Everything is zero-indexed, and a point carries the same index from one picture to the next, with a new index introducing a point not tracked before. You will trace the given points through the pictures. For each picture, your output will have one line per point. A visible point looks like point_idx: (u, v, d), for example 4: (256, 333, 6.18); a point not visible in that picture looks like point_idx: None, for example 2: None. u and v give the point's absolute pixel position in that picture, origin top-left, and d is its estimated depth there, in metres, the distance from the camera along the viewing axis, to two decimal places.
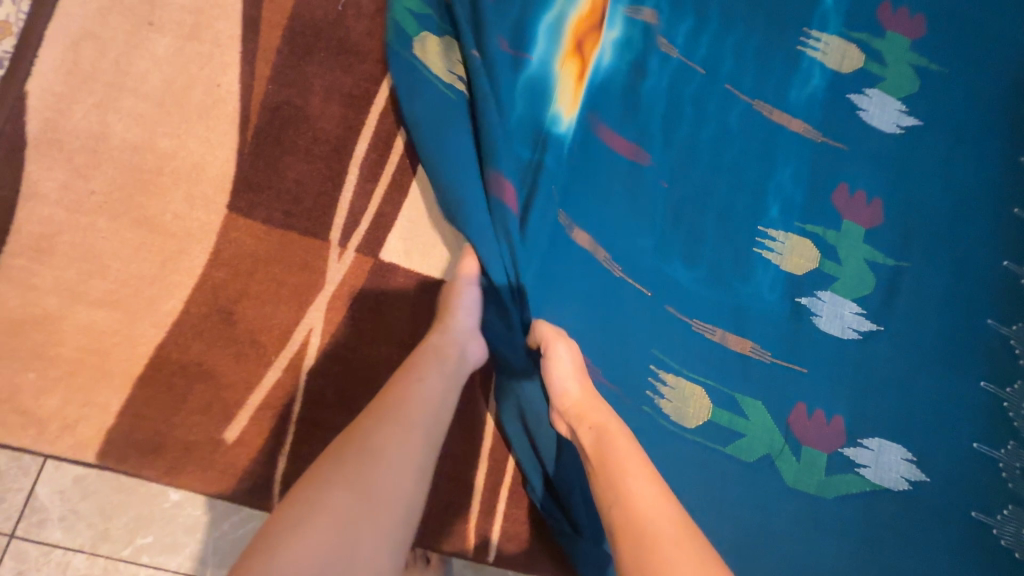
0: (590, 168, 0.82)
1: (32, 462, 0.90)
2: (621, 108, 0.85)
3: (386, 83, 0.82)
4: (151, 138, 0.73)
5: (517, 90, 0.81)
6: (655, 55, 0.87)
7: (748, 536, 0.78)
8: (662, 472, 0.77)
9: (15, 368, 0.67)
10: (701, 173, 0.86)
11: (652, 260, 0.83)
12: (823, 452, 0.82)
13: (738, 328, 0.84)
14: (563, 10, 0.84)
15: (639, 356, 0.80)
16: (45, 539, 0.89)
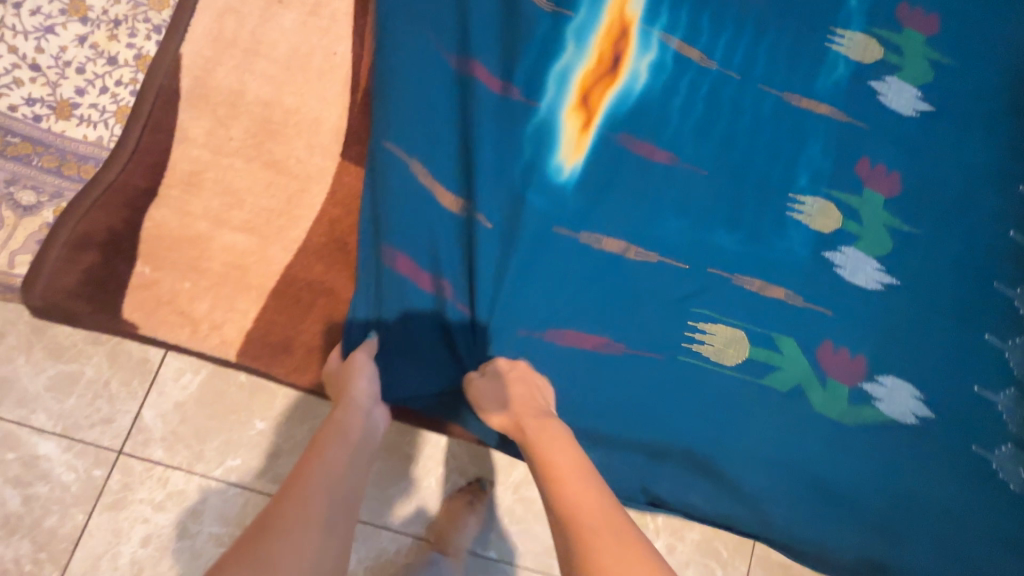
0: (624, 174, 0.91)
1: (138, 387, 1.01)
2: (662, 119, 0.94)
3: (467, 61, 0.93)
4: (279, 95, 0.88)
5: (525, 137, 0.87)
6: (693, 71, 0.97)
7: (781, 459, 0.89)
8: (702, 404, 0.89)
9: (175, 277, 0.81)
10: (742, 156, 0.97)
11: (696, 231, 0.93)
12: (846, 385, 0.93)
13: (776, 280, 0.94)
14: (569, 65, 0.90)
15: (684, 306, 0.91)
16: (148, 456, 0.99)
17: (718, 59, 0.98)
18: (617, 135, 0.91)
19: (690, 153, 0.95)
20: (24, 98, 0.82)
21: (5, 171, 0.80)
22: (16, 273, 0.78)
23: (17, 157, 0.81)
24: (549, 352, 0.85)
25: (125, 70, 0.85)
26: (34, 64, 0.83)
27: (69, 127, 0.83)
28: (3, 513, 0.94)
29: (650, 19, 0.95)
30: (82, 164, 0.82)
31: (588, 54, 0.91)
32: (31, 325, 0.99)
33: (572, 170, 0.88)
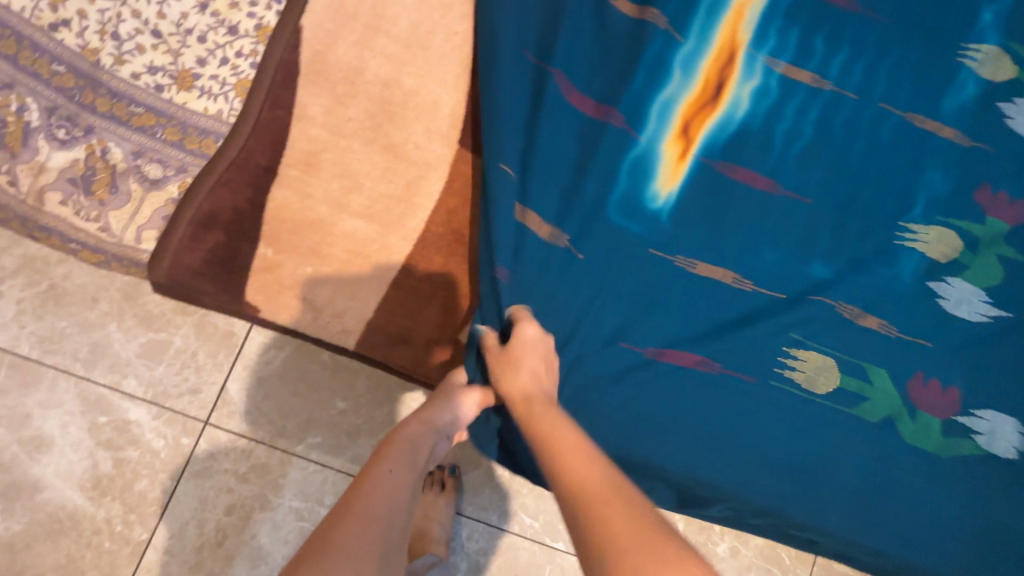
0: (717, 205, 0.85)
1: (225, 360, 1.01)
2: (763, 149, 0.86)
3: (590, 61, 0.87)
4: (399, 76, 0.86)
5: (622, 165, 0.83)
6: (801, 97, 0.88)
7: (876, 489, 0.82)
8: (795, 431, 0.82)
9: (298, 261, 0.81)
10: (849, 183, 0.88)
11: (794, 263, 0.85)
12: (938, 417, 0.84)
13: (873, 310, 0.86)
14: (675, 91, 0.84)
15: (776, 337, 0.83)
16: (233, 428, 1.00)
17: (831, 79, 0.89)
18: (715, 162, 0.85)
19: (791, 179, 0.87)
20: (146, 66, 0.81)
21: (130, 143, 0.80)
22: (143, 248, 0.80)
23: (141, 128, 0.80)
24: (628, 373, 0.81)
25: (245, 40, 0.84)
26: (156, 31, 0.81)
27: (190, 98, 0.82)
28: (95, 474, 0.96)
29: (757, 42, 0.87)
30: (203, 138, 0.82)
31: (694, 80, 0.85)
32: (123, 292, 0.99)
33: (667, 197, 0.84)
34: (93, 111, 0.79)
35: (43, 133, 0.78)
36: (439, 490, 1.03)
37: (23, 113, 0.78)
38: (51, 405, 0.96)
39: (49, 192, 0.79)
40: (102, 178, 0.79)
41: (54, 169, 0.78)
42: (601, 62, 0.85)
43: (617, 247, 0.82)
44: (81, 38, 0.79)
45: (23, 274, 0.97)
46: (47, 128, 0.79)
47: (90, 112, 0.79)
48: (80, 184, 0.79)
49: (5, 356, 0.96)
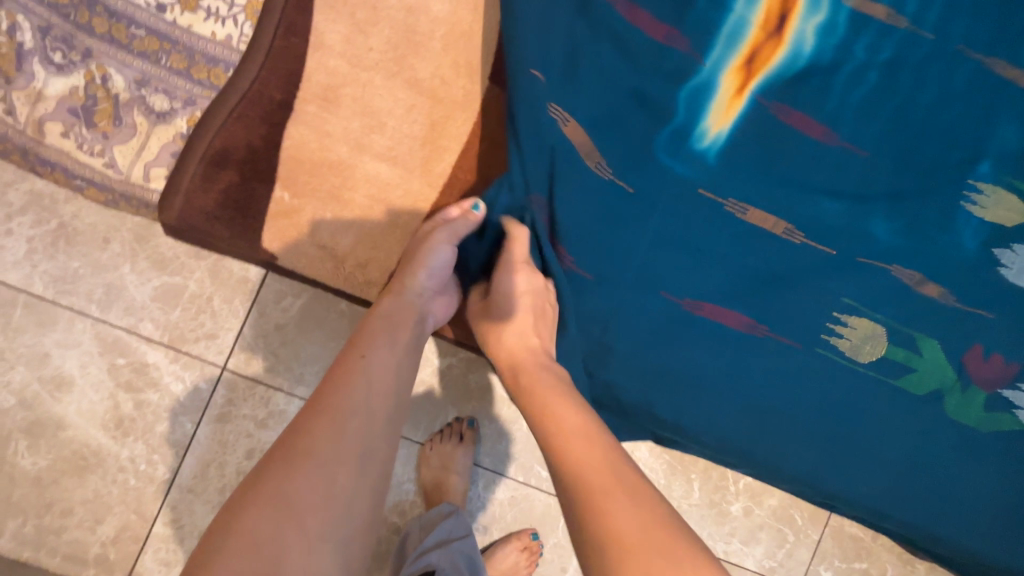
0: (771, 153, 0.77)
1: (241, 307, 0.99)
2: (824, 91, 0.78)
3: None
4: (425, 2, 0.78)
5: (678, 94, 0.75)
6: (872, 35, 0.78)
7: (909, 461, 0.79)
8: (834, 402, 0.79)
9: (317, 206, 0.77)
10: (914, 136, 0.80)
11: (850, 219, 0.79)
12: (985, 391, 0.80)
13: (931, 274, 0.80)
14: (741, 16, 0.76)
15: (818, 300, 0.79)
16: (251, 374, 0.99)
17: (907, 15, 0.79)
18: (770, 104, 0.77)
19: (849, 128, 0.79)
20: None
21: (132, 70, 0.74)
22: (152, 187, 0.76)
23: (143, 54, 0.74)
24: (651, 332, 0.77)
25: None
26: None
27: (195, 21, 0.74)
28: (117, 414, 0.96)
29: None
30: (211, 67, 0.75)
31: (759, 4, 0.76)
32: (135, 233, 0.96)
33: (718, 135, 0.76)
34: (91, 33, 0.73)
35: (38, 55, 0.73)
36: (458, 442, 1.02)
37: (15, 33, 0.72)
38: (68, 345, 0.95)
39: (49, 123, 0.74)
40: (104, 108, 0.74)
41: (53, 97, 0.73)
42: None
43: (660, 196, 0.76)
44: None
45: (31, 211, 0.94)
46: (42, 51, 0.73)
47: (86, 34, 0.73)
48: (81, 115, 0.74)
49: (18, 296, 0.94)
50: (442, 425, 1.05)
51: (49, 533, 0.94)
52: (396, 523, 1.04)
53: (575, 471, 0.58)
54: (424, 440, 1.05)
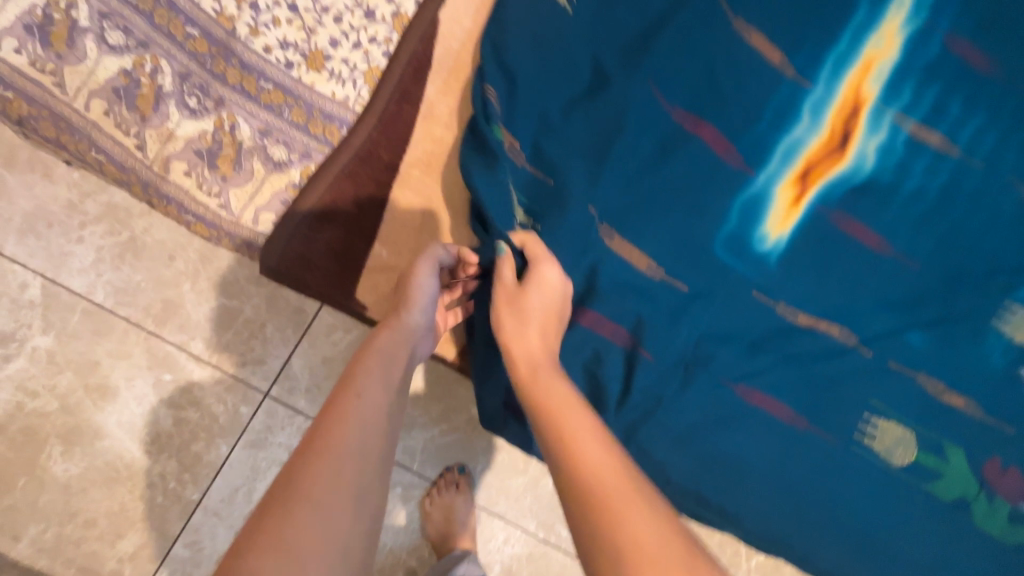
0: (826, 258, 0.82)
1: (292, 335, 1.01)
2: (883, 206, 0.84)
3: (699, 126, 0.79)
4: None
5: (733, 203, 0.79)
6: (926, 159, 0.85)
7: (933, 566, 0.81)
8: (865, 502, 0.81)
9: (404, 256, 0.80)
10: (959, 254, 0.86)
11: (893, 326, 0.83)
12: (1010, 505, 0.83)
13: (956, 385, 0.84)
14: (802, 135, 0.81)
15: (859, 402, 0.81)
16: (292, 405, 1.00)
17: (959, 145, 0.86)
18: (832, 212, 0.83)
19: (902, 242, 0.85)
20: (278, 40, 0.77)
21: (257, 120, 0.77)
22: (260, 231, 0.78)
23: (268, 105, 0.77)
24: (712, 418, 0.76)
25: (381, 27, 0.80)
26: (294, 5, 0.77)
27: (318, 79, 0.78)
28: (155, 429, 0.96)
29: (889, 97, 0.85)
30: (327, 124, 0.79)
31: (818, 126, 0.82)
32: (201, 253, 0.99)
33: (776, 241, 0.80)
34: (224, 83, 0.76)
35: (175, 99, 0.75)
36: (454, 491, 1.01)
37: (156, 76, 0.75)
38: (119, 356, 0.96)
39: (174, 162, 0.76)
40: (227, 153, 0.76)
41: (181, 138, 0.75)
42: (733, 99, 0.79)
43: (725, 287, 0.79)
44: (218, 3, 0.75)
45: (105, 222, 0.96)
46: (179, 95, 0.75)
47: (220, 83, 0.76)
48: (203, 157, 0.76)
49: (79, 302, 0.95)
50: (442, 470, 1.05)
51: (68, 543, 0.93)
52: (414, 568, 1.02)
53: (563, 434, 0.53)
54: (434, 479, 1.04)
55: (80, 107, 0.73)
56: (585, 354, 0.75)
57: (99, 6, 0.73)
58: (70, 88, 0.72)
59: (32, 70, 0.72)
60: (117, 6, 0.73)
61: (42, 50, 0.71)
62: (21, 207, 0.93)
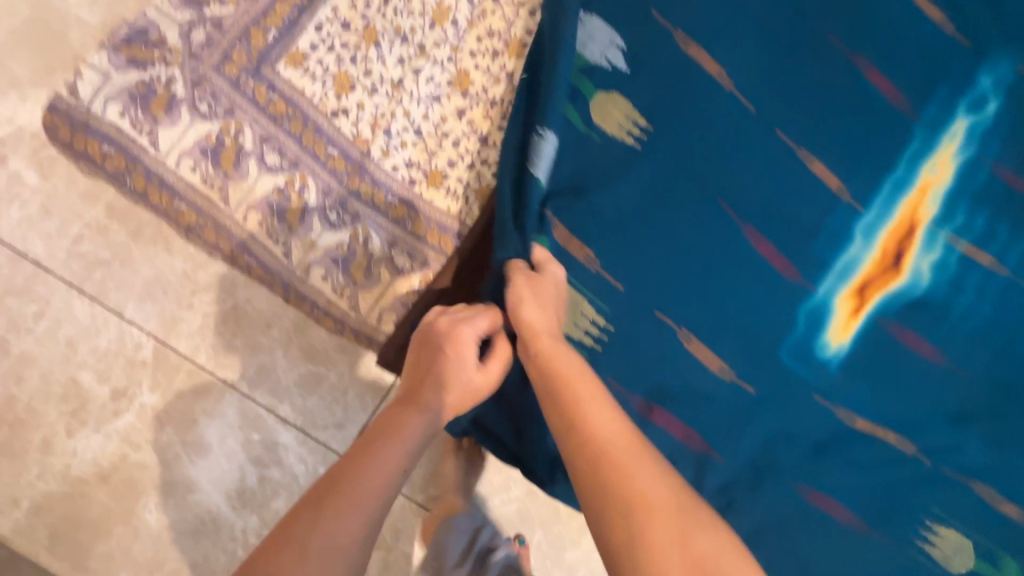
0: (884, 368, 0.88)
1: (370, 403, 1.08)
2: (939, 319, 0.90)
3: (769, 241, 0.86)
4: None
5: (798, 314, 0.86)
6: (978, 277, 0.92)
7: None
8: None
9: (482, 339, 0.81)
10: (1014, 367, 0.90)
11: (949, 433, 0.88)
12: None
13: (1014, 496, 0.87)
14: (858, 253, 0.89)
15: (917, 507, 0.85)
16: None
17: (1009, 265, 0.92)
18: (890, 323, 0.89)
19: (957, 354, 0.90)
20: (404, 160, 0.79)
21: (386, 231, 0.76)
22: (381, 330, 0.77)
23: (396, 219, 0.78)
24: (777, 521, 0.81)
25: (493, 152, 0.82)
26: (420, 129, 0.80)
27: (436, 196, 0.80)
28: (241, 486, 1.03)
29: (942, 219, 0.92)
30: (443, 234, 0.79)
31: (874, 245, 0.90)
32: (294, 323, 1.08)
33: (837, 348, 0.87)
34: (358, 198, 0.77)
35: (317, 213, 0.75)
36: None
37: (303, 192, 0.75)
38: (215, 416, 1.04)
39: (314, 267, 0.74)
40: (359, 260, 0.75)
41: (321, 247, 0.75)
42: (797, 219, 0.87)
43: (789, 391, 0.85)
44: (355, 126, 0.78)
45: (213, 290, 1.05)
46: (321, 210, 0.75)
47: (355, 198, 0.76)
48: (338, 266, 0.74)
49: (184, 363, 1.04)
50: (503, 538, 1.07)
51: None
52: None
53: (583, 422, 0.57)
54: None
55: (238, 218, 0.73)
56: (660, 454, 0.79)
57: (260, 129, 0.75)
58: (231, 201, 0.73)
59: (201, 187, 0.73)
60: (275, 130, 0.75)
61: (213, 169, 0.73)
62: (142, 274, 1.03)
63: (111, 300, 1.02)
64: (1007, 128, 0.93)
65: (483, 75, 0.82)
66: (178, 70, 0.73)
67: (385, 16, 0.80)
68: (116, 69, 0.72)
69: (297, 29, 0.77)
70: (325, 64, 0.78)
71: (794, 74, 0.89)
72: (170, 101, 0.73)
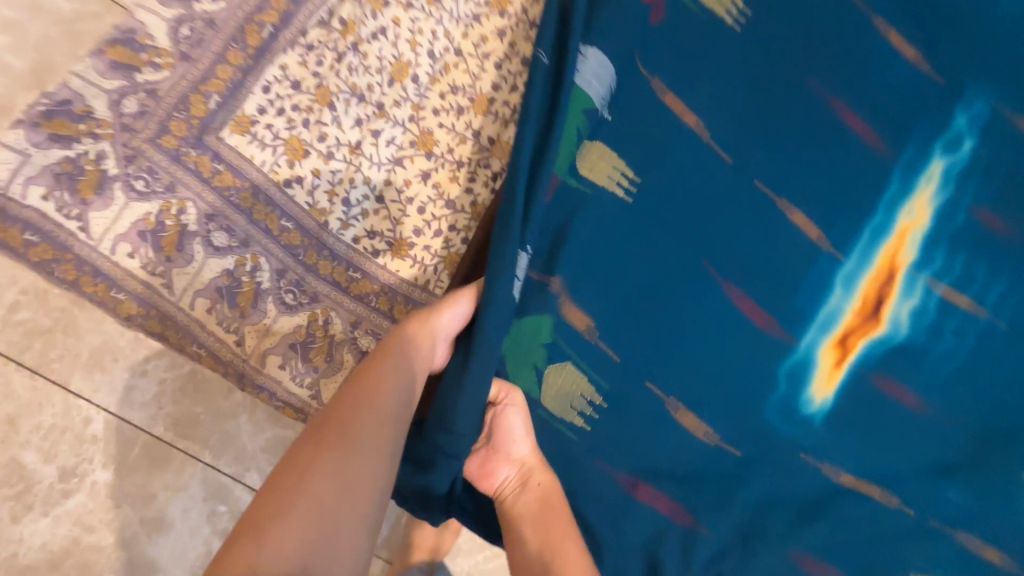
0: (865, 421, 0.86)
1: None
2: (919, 366, 0.89)
3: (748, 297, 0.84)
4: None
5: (782, 370, 0.84)
6: (958, 320, 0.90)
7: None
8: None
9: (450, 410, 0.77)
10: (994, 410, 0.89)
11: (929, 480, 0.87)
12: None
13: (999, 544, 0.86)
14: (838, 304, 0.87)
15: (901, 561, 0.84)
16: None
17: (987, 307, 0.91)
18: (871, 374, 0.87)
19: (938, 400, 0.88)
20: (366, 230, 0.74)
21: (349, 313, 0.73)
22: None
23: (358, 296, 0.73)
24: None
25: (461, 216, 0.77)
26: (381, 195, 0.74)
27: (402, 266, 0.75)
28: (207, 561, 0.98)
29: (921, 263, 0.90)
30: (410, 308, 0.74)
31: (855, 294, 0.88)
32: None
33: (821, 402, 0.85)
34: (317, 275, 0.72)
35: (272, 296, 0.71)
36: None
37: (256, 274, 0.71)
38: (175, 489, 0.98)
39: (271, 355, 0.71)
40: (320, 345, 0.72)
41: (279, 332, 0.71)
42: (776, 272, 0.85)
43: (772, 450, 0.83)
44: (311, 196, 0.72)
45: (167, 355, 0.98)
46: (276, 291, 0.71)
47: (314, 276, 0.72)
48: (298, 351, 0.71)
49: (140, 435, 0.97)
50: None
51: None
52: None
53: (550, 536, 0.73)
54: None
55: (186, 305, 0.69)
56: (644, 530, 0.78)
57: (205, 206, 0.70)
58: (178, 287, 0.69)
59: (142, 274, 0.68)
60: (221, 206, 0.70)
61: (154, 254, 0.68)
62: (88, 341, 0.96)
63: (54, 371, 0.95)
64: (985, 169, 0.92)
65: (448, 134, 0.77)
66: (109, 144, 0.68)
67: (339, 74, 0.74)
68: (35, 146, 0.66)
69: (242, 92, 0.71)
70: (275, 129, 0.72)
71: (771, 121, 0.86)
72: (101, 180, 0.67)
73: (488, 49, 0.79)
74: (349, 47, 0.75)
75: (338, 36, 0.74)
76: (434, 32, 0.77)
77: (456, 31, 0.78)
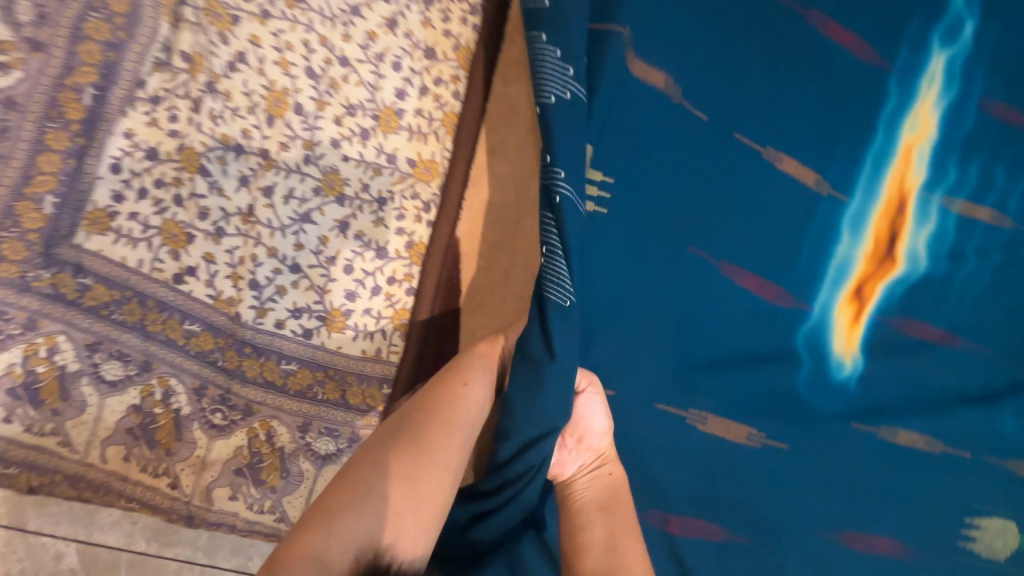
0: (899, 372, 0.77)
1: None
2: (943, 299, 0.78)
3: (737, 273, 0.73)
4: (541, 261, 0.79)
5: (796, 341, 0.75)
6: (981, 235, 0.79)
7: None
8: None
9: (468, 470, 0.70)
10: None
11: (976, 417, 0.77)
12: None
13: None
14: (848, 252, 0.76)
15: (949, 504, 0.75)
16: None
17: (1011, 214, 0.79)
18: (893, 320, 0.77)
19: (970, 329, 0.78)
20: (289, 310, 0.67)
21: (293, 417, 0.68)
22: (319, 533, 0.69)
23: (299, 390, 0.68)
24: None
25: (397, 263, 0.71)
26: (296, 264, 0.67)
27: (343, 340, 0.69)
28: None
29: (933, 182, 0.78)
30: (365, 388, 0.71)
31: (865, 236, 0.76)
32: None
33: (846, 365, 0.76)
34: (243, 378, 0.66)
35: (197, 420, 0.64)
36: None
37: (170, 399, 0.63)
38: None
39: (216, 489, 0.66)
40: (270, 462, 0.67)
41: (217, 462, 0.65)
42: (769, 232, 0.74)
43: (800, 429, 0.74)
44: (211, 286, 0.64)
45: None
46: (201, 413, 0.64)
47: (242, 382, 0.66)
48: (245, 475, 0.66)
49: None
50: None
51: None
52: None
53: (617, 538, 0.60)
54: None
55: (94, 458, 0.61)
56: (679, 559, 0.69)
57: (82, 334, 0.59)
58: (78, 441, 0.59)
59: (28, 438, 0.58)
60: (102, 329, 0.59)
61: (35, 412, 0.57)
62: None
63: None
64: (986, 53, 0.78)
65: (357, 168, 0.69)
66: None
67: (201, 126, 0.62)
68: None
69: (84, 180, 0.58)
70: (141, 215, 0.60)
71: (732, 60, 0.74)
72: None
73: (379, 49, 0.69)
74: (204, 88, 0.62)
75: (186, 76, 0.61)
76: (306, 43, 0.65)
77: (335, 34, 0.67)
